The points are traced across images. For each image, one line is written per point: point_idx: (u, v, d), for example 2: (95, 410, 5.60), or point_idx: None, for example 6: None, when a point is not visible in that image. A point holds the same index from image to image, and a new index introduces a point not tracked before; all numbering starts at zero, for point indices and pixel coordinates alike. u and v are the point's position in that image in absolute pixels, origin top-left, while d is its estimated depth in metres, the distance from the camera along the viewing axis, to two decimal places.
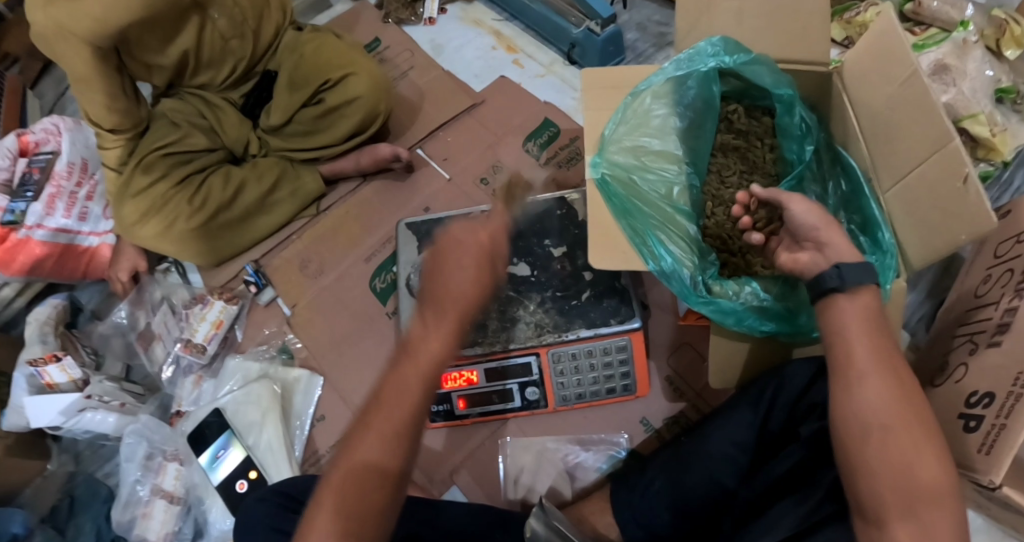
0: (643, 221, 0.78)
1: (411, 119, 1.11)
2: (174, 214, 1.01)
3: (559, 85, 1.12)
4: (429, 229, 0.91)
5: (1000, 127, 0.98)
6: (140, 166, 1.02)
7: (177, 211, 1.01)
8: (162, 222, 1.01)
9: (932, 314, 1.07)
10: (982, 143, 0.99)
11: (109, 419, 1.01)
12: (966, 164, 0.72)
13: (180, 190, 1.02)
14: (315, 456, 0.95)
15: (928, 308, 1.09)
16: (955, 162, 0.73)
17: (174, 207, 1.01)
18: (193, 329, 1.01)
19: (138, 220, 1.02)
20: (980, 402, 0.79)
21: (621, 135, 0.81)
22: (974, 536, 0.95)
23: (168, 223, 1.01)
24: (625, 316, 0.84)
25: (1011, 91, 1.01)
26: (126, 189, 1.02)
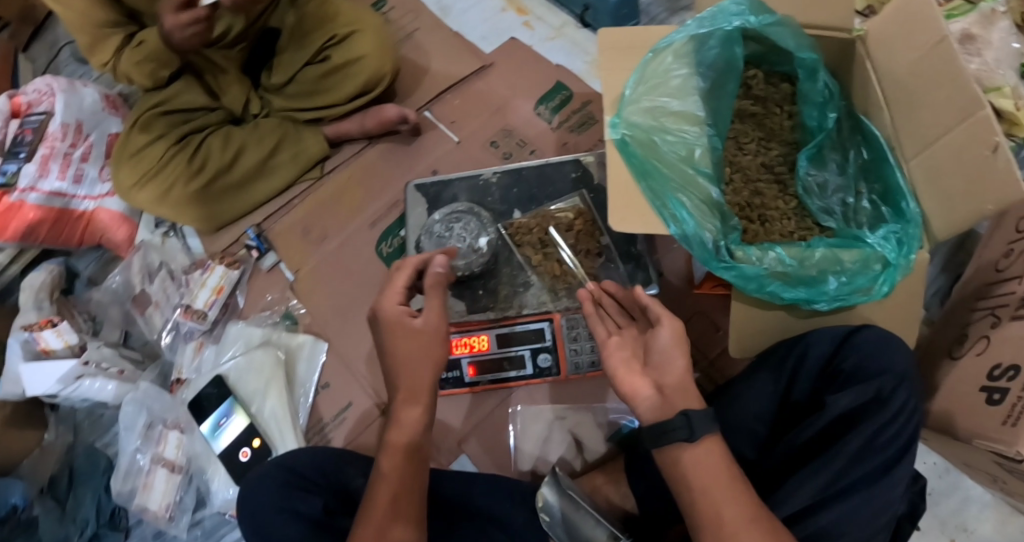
0: (663, 183, 0.75)
1: (417, 81, 1.07)
2: (173, 175, 0.98)
3: (569, 48, 1.07)
4: (437, 192, 0.87)
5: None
6: (139, 126, 1.00)
7: (176, 173, 0.98)
8: (159, 186, 0.98)
9: (948, 289, 1.04)
10: (1005, 118, 0.94)
11: (108, 388, 0.98)
12: (996, 134, 0.69)
13: (178, 151, 0.99)
14: (320, 424, 0.92)
15: (944, 283, 1.06)
16: (983, 129, 0.70)
17: (171, 171, 0.98)
18: (194, 295, 0.99)
19: (137, 182, 0.99)
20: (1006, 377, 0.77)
21: (641, 95, 0.77)
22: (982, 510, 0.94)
23: (165, 188, 0.98)
24: (642, 282, 0.81)
25: None
26: (125, 150, 0.99)
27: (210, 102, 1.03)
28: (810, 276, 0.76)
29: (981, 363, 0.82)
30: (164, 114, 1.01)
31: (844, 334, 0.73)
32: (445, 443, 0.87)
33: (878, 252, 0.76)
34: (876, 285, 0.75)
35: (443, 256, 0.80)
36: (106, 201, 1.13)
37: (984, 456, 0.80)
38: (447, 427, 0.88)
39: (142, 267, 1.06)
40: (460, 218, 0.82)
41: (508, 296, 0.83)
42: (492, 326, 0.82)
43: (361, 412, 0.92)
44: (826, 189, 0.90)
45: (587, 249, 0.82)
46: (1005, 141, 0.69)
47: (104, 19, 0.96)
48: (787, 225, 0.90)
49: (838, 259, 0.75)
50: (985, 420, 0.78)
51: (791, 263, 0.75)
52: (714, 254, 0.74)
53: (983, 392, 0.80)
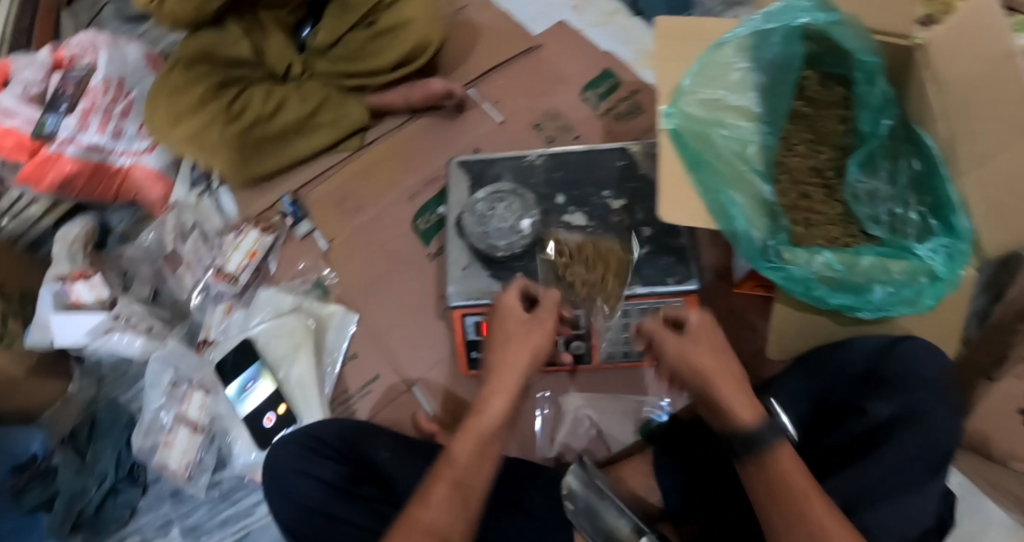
0: (714, 176, 0.73)
1: (465, 59, 1.06)
2: (211, 116, 0.97)
3: (619, 35, 1.05)
4: (481, 169, 0.86)
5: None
6: (176, 71, 0.98)
7: (215, 114, 0.97)
8: (193, 126, 0.97)
9: None
10: None
11: (136, 343, 0.99)
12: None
13: (218, 96, 0.98)
14: (345, 396, 0.91)
15: None
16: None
17: (208, 113, 0.97)
18: (226, 257, 0.99)
19: (176, 119, 0.97)
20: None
21: (698, 86, 0.76)
22: None
23: (199, 129, 0.97)
24: (683, 277, 0.78)
25: None
26: (162, 87, 0.97)
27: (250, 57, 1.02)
28: (858, 283, 0.73)
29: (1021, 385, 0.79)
30: (202, 62, 0.98)
31: (885, 344, 0.71)
32: (470, 423, 0.87)
33: (928, 264, 0.73)
34: (923, 298, 0.73)
35: (485, 234, 0.79)
36: (143, 157, 1.12)
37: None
38: (474, 408, 0.87)
39: (176, 226, 1.06)
40: (503, 198, 0.81)
41: (548, 280, 0.79)
42: None
43: (387, 386, 0.90)
44: (876, 197, 0.87)
45: (603, 273, 0.78)
46: None
47: None
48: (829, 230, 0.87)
49: (886, 269, 0.73)
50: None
51: (840, 269, 0.73)
52: (762, 254, 0.73)
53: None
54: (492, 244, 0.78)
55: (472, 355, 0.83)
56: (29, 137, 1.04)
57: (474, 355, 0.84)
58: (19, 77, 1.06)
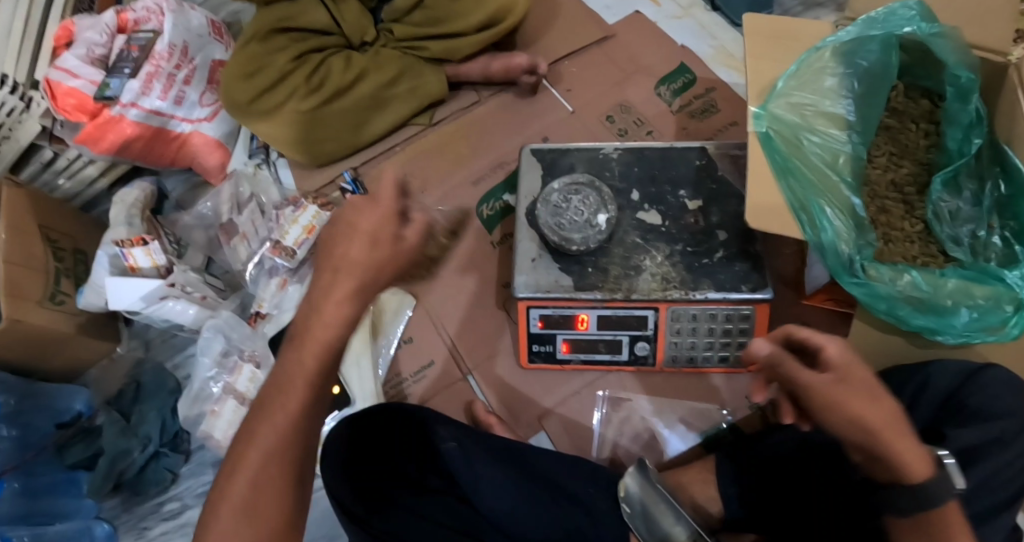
0: (805, 186, 0.71)
1: (534, 44, 1.04)
2: (289, 89, 0.97)
3: (697, 30, 1.03)
4: (554, 158, 0.84)
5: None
6: (256, 39, 0.98)
7: (292, 86, 0.97)
8: (273, 99, 0.97)
9: None
10: None
11: (189, 311, 0.98)
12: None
13: (298, 65, 0.98)
14: (398, 379, 0.90)
15: None
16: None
17: (289, 83, 0.97)
18: (283, 231, 0.98)
19: (253, 99, 0.97)
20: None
21: (792, 89, 0.73)
22: None
23: (281, 100, 0.97)
24: (757, 284, 0.76)
25: None
26: (239, 56, 0.97)
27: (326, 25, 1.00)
28: (942, 306, 0.71)
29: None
30: (285, 31, 0.99)
31: (968, 373, 0.70)
32: (524, 416, 0.86)
33: (1015, 293, 0.69)
34: (1008, 326, 0.70)
35: (558, 226, 0.77)
36: (202, 125, 1.12)
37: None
38: (530, 401, 0.86)
39: (232, 196, 1.07)
40: (579, 190, 0.79)
41: (618, 277, 0.77)
42: (597, 306, 0.78)
43: (442, 369, 0.89)
44: (956, 217, 0.85)
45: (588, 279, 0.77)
46: None
47: None
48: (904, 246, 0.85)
49: (971, 293, 0.70)
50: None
51: (925, 289, 0.71)
52: (848, 268, 0.71)
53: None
54: (566, 237, 0.76)
55: (533, 348, 0.83)
56: (91, 99, 1.03)
57: (535, 348, 0.83)
58: (84, 37, 1.06)
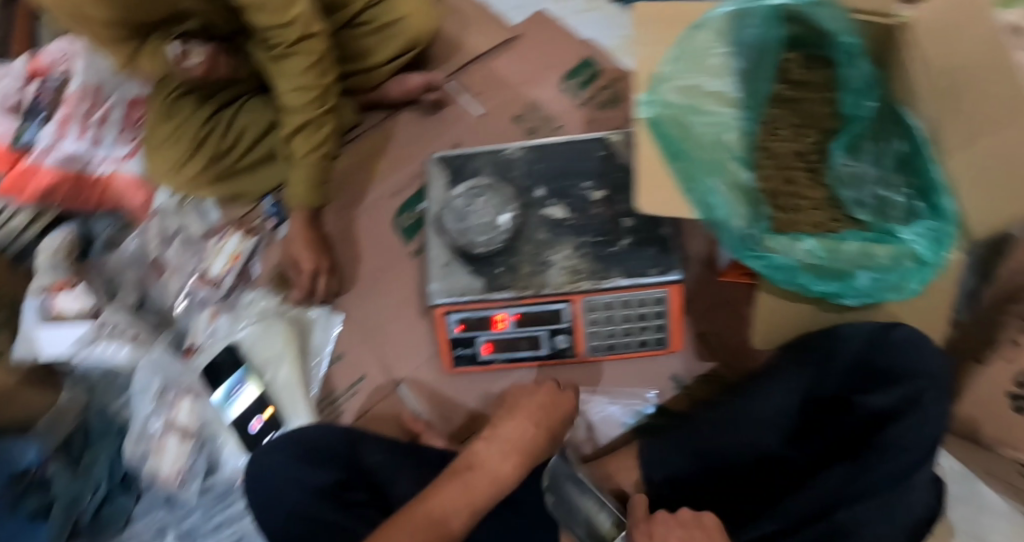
0: (696, 166, 0.72)
1: (441, 53, 1.05)
2: (206, 156, 1.02)
3: (605, 21, 1.04)
4: (461, 164, 0.85)
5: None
6: (167, 111, 1.04)
7: (208, 153, 1.02)
8: (197, 165, 1.02)
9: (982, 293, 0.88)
10: None
11: (122, 351, 1.00)
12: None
13: (211, 128, 1.03)
14: (332, 397, 0.91)
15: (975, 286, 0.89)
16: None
17: (208, 148, 1.02)
18: (210, 261, 1.01)
19: (180, 166, 1.03)
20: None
21: (677, 74, 0.74)
22: (996, 521, 0.88)
23: (203, 165, 1.02)
24: (666, 267, 0.76)
25: None
26: (157, 130, 1.04)
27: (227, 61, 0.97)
28: (841, 270, 0.71)
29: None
30: (187, 95, 1.04)
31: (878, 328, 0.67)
32: (460, 420, 0.87)
33: (912, 247, 0.70)
34: (907, 282, 0.71)
35: (464, 231, 0.78)
36: (124, 164, 1.10)
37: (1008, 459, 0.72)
38: (464, 406, 0.87)
39: (160, 231, 1.06)
40: (482, 194, 0.80)
41: (529, 274, 0.78)
42: (512, 304, 0.78)
43: (375, 384, 0.90)
44: (861, 179, 0.84)
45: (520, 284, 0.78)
46: None
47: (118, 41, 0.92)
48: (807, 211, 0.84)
49: (871, 254, 0.70)
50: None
51: (825, 255, 0.71)
52: (744, 242, 0.72)
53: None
54: (471, 241, 0.77)
55: (456, 351, 0.84)
56: (7, 147, 1.08)
57: (458, 352, 0.84)
58: None
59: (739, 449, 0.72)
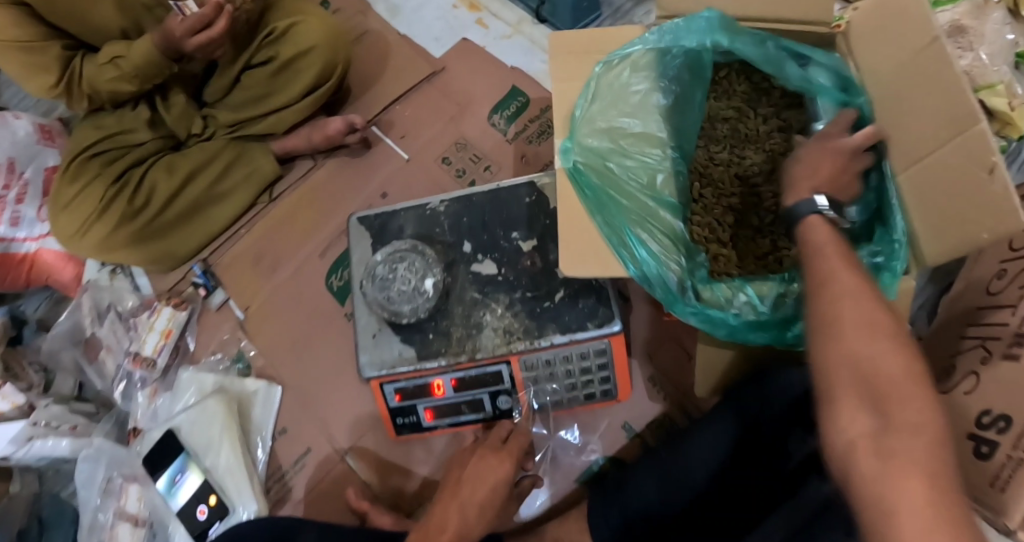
0: (619, 215, 0.66)
1: (363, 93, 1.01)
2: (115, 218, 0.92)
3: (528, 47, 0.99)
4: (382, 224, 0.80)
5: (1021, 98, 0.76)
6: (69, 175, 0.95)
7: (117, 215, 0.92)
8: (103, 228, 0.92)
9: (937, 302, 0.81)
10: (998, 117, 0.76)
11: (62, 444, 0.92)
12: (994, 152, 0.55)
13: (116, 189, 0.93)
14: (280, 471, 0.87)
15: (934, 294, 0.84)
16: (979, 147, 0.55)
17: (113, 212, 0.92)
18: (142, 340, 0.95)
19: (81, 232, 0.93)
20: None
21: (595, 114, 0.68)
22: None
23: (109, 230, 0.93)
24: (603, 319, 0.72)
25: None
26: (59, 200, 0.94)
27: (167, 64, 0.90)
28: (786, 317, 0.63)
29: (966, 407, 0.62)
30: (95, 157, 0.95)
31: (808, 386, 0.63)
32: (409, 487, 0.84)
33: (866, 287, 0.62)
34: None
35: (386, 301, 0.74)
36: (48, 240, 1.07)
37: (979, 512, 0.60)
38: (411, 470, 0.84)
39: (92, 307, 1.01)
40: (404, 257, 0.75)
41: (461, 339, 0.74)
42: (447, 371, 0.74)
43: (320, 455, 0.87)
44: None
45: (444, 349, 0.74)
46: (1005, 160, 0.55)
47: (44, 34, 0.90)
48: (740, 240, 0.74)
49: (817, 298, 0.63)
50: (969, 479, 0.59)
51: (763, 307, 0.64)
52: (678, 296, 0.64)
53: (969, 441, 0.60)
54: (396, 310, 0.73)
55: (396, 421, 0.80)
56: None
57: (399, 421, 0.80)
58: None
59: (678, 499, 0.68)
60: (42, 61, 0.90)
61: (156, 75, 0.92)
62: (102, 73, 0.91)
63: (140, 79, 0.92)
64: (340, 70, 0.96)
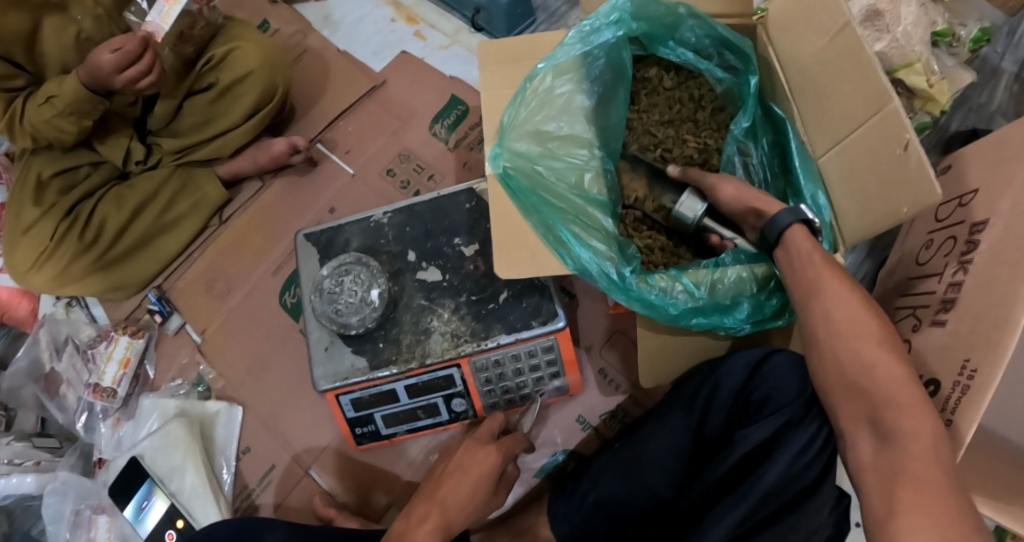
0: (555, 214, 0.69)
1: (306, 111, 1.02)
2: (68, 254, 0.93)
3: (464, 56, 1.01)
4: (329, 239, 0.82)
5: (939, 74, 0.78)
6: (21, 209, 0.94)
7: (69, 252, 0.93)
8: (54, 267, 0.93)
9: (874, 277, 0.85)
10: (918, 95, 0.79)
11: (27, 481, 0.92)
12: (908, 130, 0.59)
13: (68, 224, 0.93)
14: (246, 491, 0.89)
15: (870, 270, 0.87)
16: (894, 125, 0.60)
17: (65, 248, 0.93)
18: (101, 371, 0.94)
19: (33, 266, 0.94)
20: (965, 381, 0.56)
21: (523, 119, 0.71)
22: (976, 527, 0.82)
23: (63, 266, 0.93)
24: (547, 316, 0.75)
25: (946, 34, 0.81)
26: (12, 236, 0.94)
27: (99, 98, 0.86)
28: (723, 302, 0.66)
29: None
30: (43, 190, 0.95)
31: (756, 361, 0.63)
32: (375, 495, 0.86)
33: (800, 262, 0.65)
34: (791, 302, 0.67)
35: (335, 313, 0.75)
36: (2, 277, 1.07)
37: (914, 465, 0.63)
38: (375, 479, 0.86)
39: (50, 341, 1.01)
40: (349, 270, 0.77)
41: (411, 345, 0.76)
42: (400, 378, 0.76)
43: (284, 471, 0.89)
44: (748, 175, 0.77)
45: (395, 356, 0.76)
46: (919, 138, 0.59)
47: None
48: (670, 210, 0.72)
49: (750, 279, 0.65)
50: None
51: (702, 293, 0.65)
52: (618, 284, 0.67)
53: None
54: (344, 322, 0.75)
55: (356, 431, 0.81)
56: None
57: (359, 431, 0.82)
58: None
59: (636, 498, 0.67)
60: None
61: (88, 115, 0.87)
62: (40, 114, 0.86)
63: (77, 116, 0.87)
64: (283, 92, 0.97)
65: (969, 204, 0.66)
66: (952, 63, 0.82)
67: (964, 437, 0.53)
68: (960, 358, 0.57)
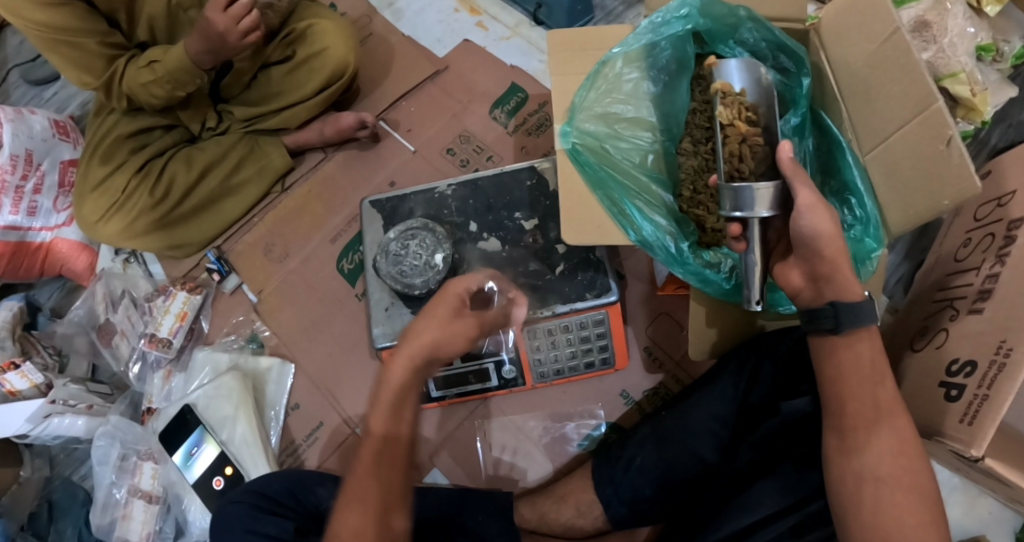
0: (620, 190, 0.73)
1: (370, 90, 1.07)
2: (137, 207, 0.96)
3: (524, 48, 1.05)
4: (394, 207, 0.86)
5: (982, 84, 0.83)
6: (98, 159, 0.98)
7: (140, 205, 0.96)
8: (123, 219, 0.97)
9: (912, 277, 0.89)
10: (961, 103, 0.84)
11: (78, 423, 0.95)
12: (950, 127, 0.62)
13: (140, 180, 0.97)
14: (293, 446, 0.92)
15: (907, 271, 0.91)
16: (936, 123, 0.63)
17: (136, 201, 0.97)
18: (157, 323, 0.98)
19: (103, 215, 0.98)
20: (1002, 357, 0.59)
21: (592, 101, 0.75)
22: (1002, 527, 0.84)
23: (131, 218, 0.97)
24: (601, 289, 0.78)
25: (991, 49, 0.85)
26: (86, 185, 0.99)
27: (199, 72, 0.91)
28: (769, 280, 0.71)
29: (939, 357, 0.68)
30: (120, 143, 0.99)
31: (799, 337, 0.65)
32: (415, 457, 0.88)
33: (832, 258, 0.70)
34: None
35: (400, 274, 0.79)
36: (63, 231, 1.08)
37: (940, 448, 0.68)
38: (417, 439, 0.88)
39: (106, 295, 1.05)
40: (415, 234, 0.81)
41: None
42: None
43: (332, 430, 0.92)
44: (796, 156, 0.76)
45: None
46: (960, 134, 0.62)
47: (100, 31, 0.91)
48: (729, 143, 0.70)
49: None
50: (938, 418, 0.64)
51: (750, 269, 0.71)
52: (676, 257, 0.72)
53: (940, 388, 0.65)
54: (408, 283, 0.78)
55: None
56: None
57: None
58: None
59: (682, 462, 0.70)
60: (86, 60, 0.91)
61: (185, 84, 0.93)
62: (139, 76, 0.91)
63: (172, 84, 0.92)
64: (354, 71, 1.01)
65: (1008, 204, 0.70)
66: (995, 77, 0.86)
67: (1000, 411, 0.57)
68: (996, 338, 0.61)
